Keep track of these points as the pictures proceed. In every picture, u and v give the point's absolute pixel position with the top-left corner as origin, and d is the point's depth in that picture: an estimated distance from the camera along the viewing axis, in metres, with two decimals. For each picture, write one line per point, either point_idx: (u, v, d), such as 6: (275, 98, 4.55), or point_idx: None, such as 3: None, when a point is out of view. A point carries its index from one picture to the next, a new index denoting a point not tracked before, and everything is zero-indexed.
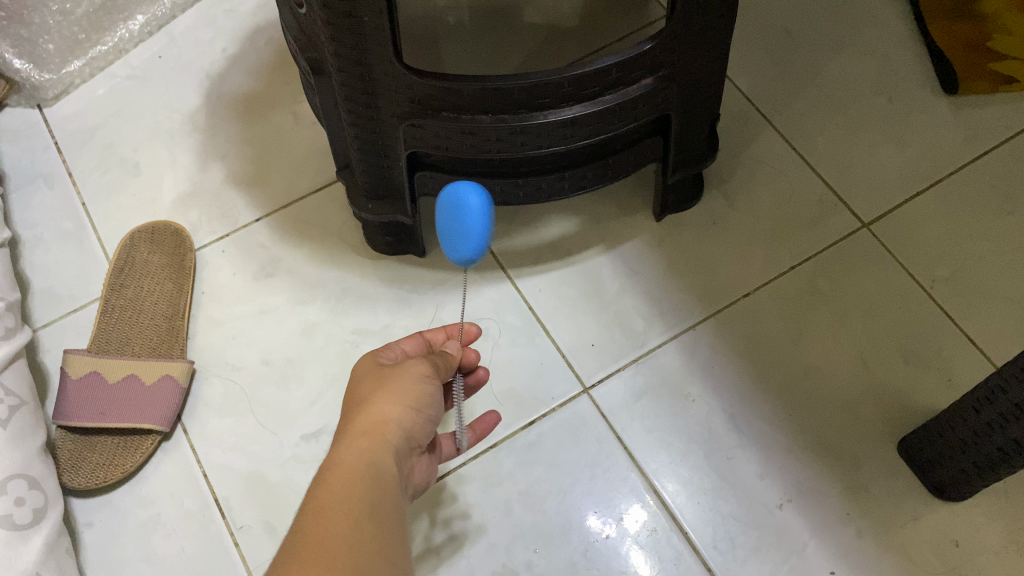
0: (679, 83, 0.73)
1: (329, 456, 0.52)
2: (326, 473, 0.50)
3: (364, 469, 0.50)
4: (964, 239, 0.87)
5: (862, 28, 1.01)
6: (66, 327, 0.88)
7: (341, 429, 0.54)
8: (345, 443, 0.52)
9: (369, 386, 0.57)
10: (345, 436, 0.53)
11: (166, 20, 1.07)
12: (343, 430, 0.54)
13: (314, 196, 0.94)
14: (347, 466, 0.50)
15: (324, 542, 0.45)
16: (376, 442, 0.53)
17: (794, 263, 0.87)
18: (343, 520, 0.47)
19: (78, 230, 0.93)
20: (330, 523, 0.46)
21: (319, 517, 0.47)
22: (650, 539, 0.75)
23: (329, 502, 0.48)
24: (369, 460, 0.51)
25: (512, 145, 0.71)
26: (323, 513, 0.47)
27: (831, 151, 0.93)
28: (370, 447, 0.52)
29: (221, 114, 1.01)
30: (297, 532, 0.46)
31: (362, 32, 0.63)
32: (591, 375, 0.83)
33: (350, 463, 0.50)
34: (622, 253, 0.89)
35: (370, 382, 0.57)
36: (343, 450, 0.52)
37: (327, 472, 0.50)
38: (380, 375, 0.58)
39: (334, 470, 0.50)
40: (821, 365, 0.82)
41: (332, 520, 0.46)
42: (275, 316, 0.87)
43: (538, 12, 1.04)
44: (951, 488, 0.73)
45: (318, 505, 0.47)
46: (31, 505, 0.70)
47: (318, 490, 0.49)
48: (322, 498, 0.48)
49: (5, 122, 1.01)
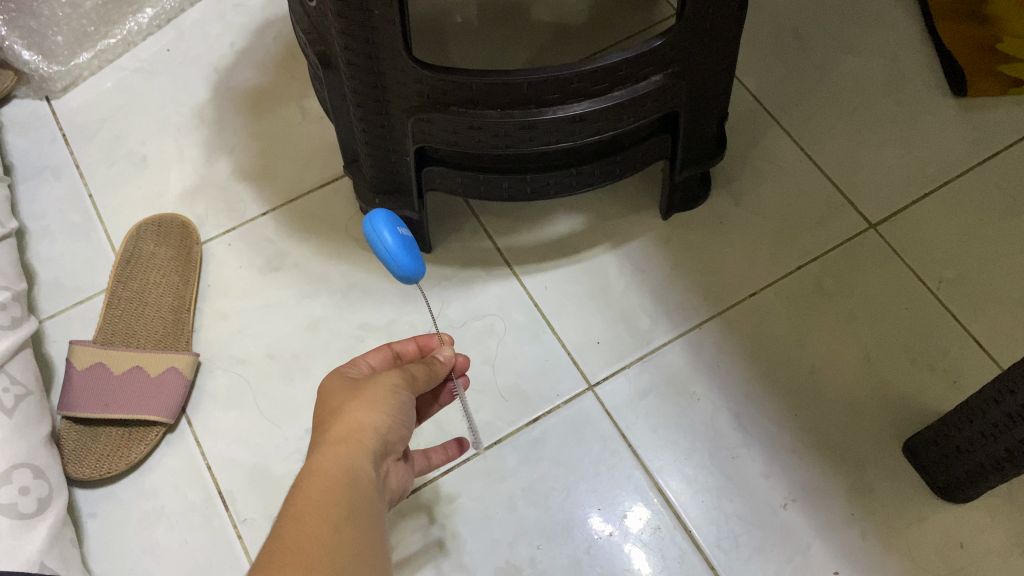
0: (688, 81, 0.72)
1: (305, 465, 0.50)
2: (302, 483, 0.48)
3: (343, 477, 0.49)
4: (971, 242, 0.87)
5: (870, 29, 1.01)
6: (72, 318, 0.88)
7: (315, 439, 0.53)
8: (321, 450, 0.51)
9: (343, 394, 0.55)
10: (320, 443, 0.52)
11: (175, 13, 1.07)
12: (317, 439, 0.53)
13: (321, 191, 0.94)
14: (324, 473, 0.49)
15: (303, 551, 0.43)
16: (354, 448, 0.51)
17: (800, 263, 0.87)
18: (322, 528, 0.45)
19: (85, 222, 0.93)
20: (309, 532, 0.45)
21: (297, 526, 0.45)
22: (653, 537, 0.75)
23: (308, 510, 0.46)
24: (346, 466, 0.50)
25: (520, 140, 0.71)
26: (300, 522, 0.45)
27: (839, 152, 0.93)
28: (347, 453, 0.51)
29: (229, 107, 1.01)
30: (273, 542, 0.45)
31: (372, 25, 0.63)
32: (596, 372, 0.83)
33: (327, 470, 0.49)
34: (628, 251, 0.89)
35: (344, 391, 0.56)
36: (320, 457, 0.50)
37: (302, 481, 0.48)
38: (355, 384, 0.56)
39: (310, 478, 0.49)
40: (826, 366, 0.82)
41: (310, 529, 0.45)
42: (281, 310, 0.88)
43: (546, 9, 1.04)
44: (957, 489, 0.72)
45: (295, 514, 0.46)
46: (35, 494, 0.71)
47: (294, 498, 0.47)
48: (299, 507, 0.46)
49: (13, 113, 1.01)
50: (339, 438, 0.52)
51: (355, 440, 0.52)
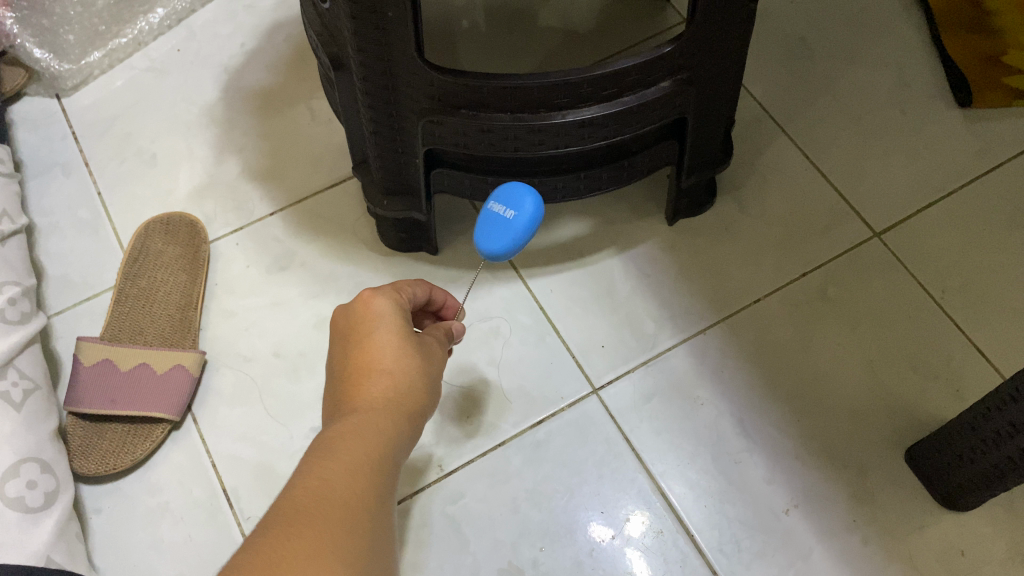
0: (697, 87, 0.73)
1: (368, 418, 0.51)
2: (365, 440, 0.50)
3: (395, 451, 0.51)
4: (976, 252, 0.87)
5: (876, 38, 1.01)
6: (80, 314, 0.88)
7: (375, 388, 0.53)
8: (387, 415, 0.52)
9: (412, 355, 0.56)
10: (386, 404, 0.53)
11: (186, 14, 1.08)
12: (377, 392, 0.53)
13: (329, 191, 0.95)
14: (386, 441, 0.51)
15: (361, 514, 0.45)
16: (409, 428, 0.54)
17: (805, 270, 0.87)
18: (373, 492, 0.47)
19: (94, 219, 0.94)
20: (363, 493, 0.46)
21: (353, 481, 0.47)
22: (656, 540, 0.76)
23: (365, 471, 0.48)
24: (401, 440, 0.52)
25: (529, 144, 0.71)
26: (358, 480, 0.47)
27: (844, 160, 0.93)
28: (405, 429, 0.53)
29: (239, 107, 1.02)
30: (323, 486, 0.45)
31: (385, 28, 0.63)
32: (601, 375, 0.83)
33: (389, 440, 0.51)
34: (634, 256, 0.90)
35: (412, 351, 0.56)
36: (385, 421, 0.52)
37: (371, 445, 0.50)
38: (421, 350, 0.57)
39: (374, 439, 0.50)
40: (831, 373, 0.82)
41: (367, 491, 0.47)
42: (288, 309, 0.88)
43: (554, 15, 1.05)
44: (958, 498, 0.73)
45: (354, 470, 0.47)
46: (43, 488, 0.71)
47: (354, 451, 0.49)
48: (357, 464, 0.48)
49: (24, 110, 1.02)
50: (405, 410, 0.53)
51: (413, 420, 0.54)
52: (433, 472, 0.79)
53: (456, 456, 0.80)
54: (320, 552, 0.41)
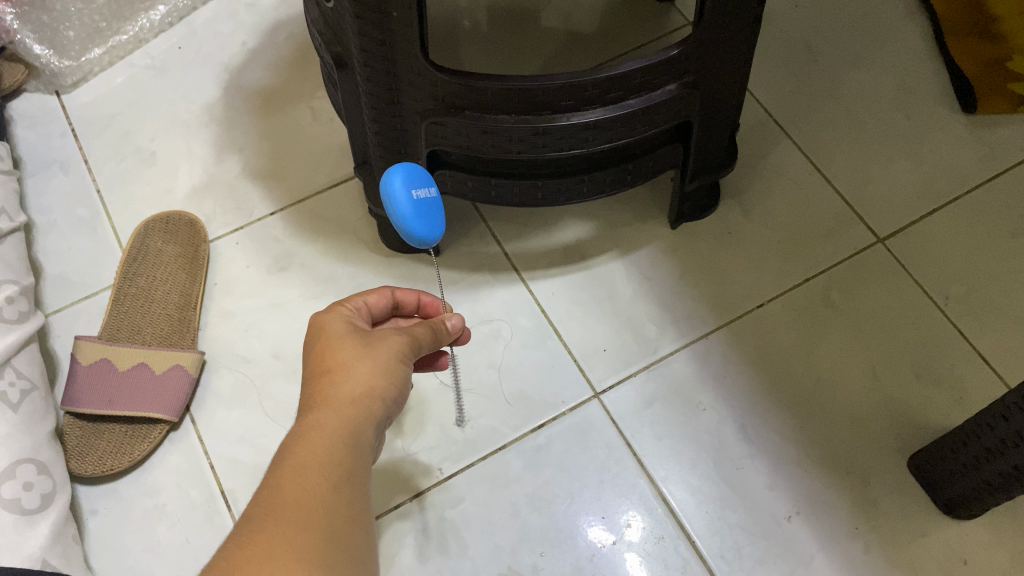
0: (703, 91, 0.73)
1: (307, 419, 0.50)
2: (304, 437, 0.49)
3: (348, 439, 0.50)
4: (980, 258, 0.87)
5: (881, 43, 1.01)
6: (77, 313, 0.87)
7: (319, 389, 0.53)
8: (327, 408, 0.51)
9: (357, 348, 0.55)
10: (326, 398, 0.52)
11: (187, 11, 1.08)
12: (321, 392, 0.52)
13: (330, 192, 0.94)
14: (330, 432, 0.49)
15: (310, 511, 0.44)
16: (360, 412, 0.51)
17: (807, 275, 0.87)
18: (325, 485, 0.46)
19: (92, 217, 0.93)
20: (311, 487, 0.46)
21: (299, 477, 0.46)
22: (656, 546, 0.75)
23: (312, 466, 0.47)
24: (350, 430, 0.50)
25: (533, 146, 0.71)
26: (303, 474, 0.46)
27: (848, 165, 0.93)
28: (355, 414, 0.51)
29: (240, 106, 1.01)
30: (270, 491, 0.45)
31: (390, 28, 0.63)
32: (602, 380, 0.83)
33: (334, 430, 0.49)
34: (636, 260, 0.89)
35: (356, 345, 0.55)
36: (326, 414, 0.50)
37: (305, 438, 0.49)
38: (370, 340, 0.55)
39: (315, 433, 0.49)
40: (833, 379, 0.82)
41: (312, 488, 0.46)
42: (287, 310, 0.87)
43: (557, 16, 1.04)
44: (962, 506, 0.72)
45: (298, 468, 0.47)
46: (39, 490, 0.70)
47: (295, 452, 0.48)
48: (304, 461, 0.47)
49: (23, 107, 1.01)
50: (349, 396, 0.52)
51: (364, 402, 0.52)
52: (433, 476, 0.79)
53: (456, 460, 0.79)
54: (271, 554, 0.41)
